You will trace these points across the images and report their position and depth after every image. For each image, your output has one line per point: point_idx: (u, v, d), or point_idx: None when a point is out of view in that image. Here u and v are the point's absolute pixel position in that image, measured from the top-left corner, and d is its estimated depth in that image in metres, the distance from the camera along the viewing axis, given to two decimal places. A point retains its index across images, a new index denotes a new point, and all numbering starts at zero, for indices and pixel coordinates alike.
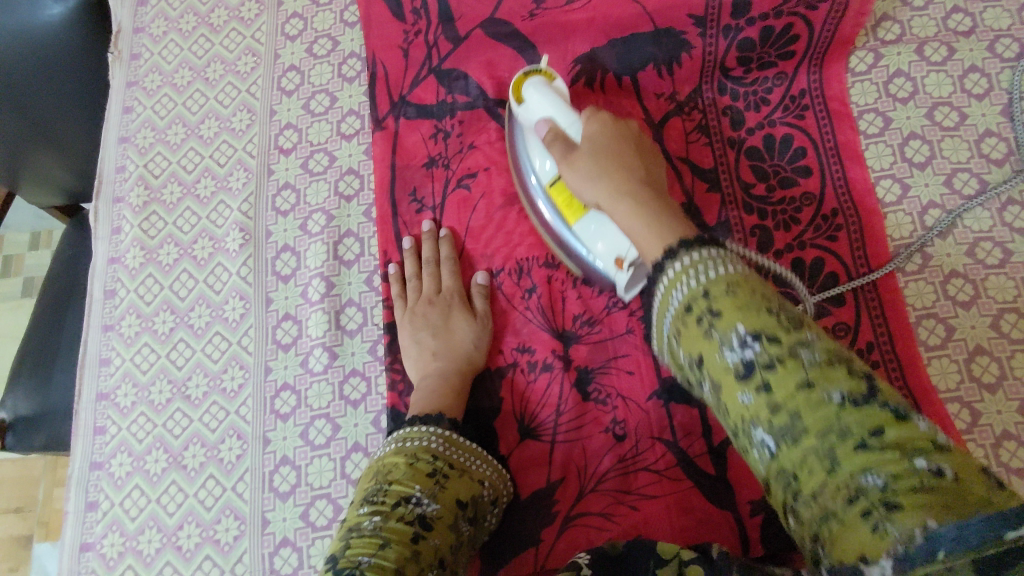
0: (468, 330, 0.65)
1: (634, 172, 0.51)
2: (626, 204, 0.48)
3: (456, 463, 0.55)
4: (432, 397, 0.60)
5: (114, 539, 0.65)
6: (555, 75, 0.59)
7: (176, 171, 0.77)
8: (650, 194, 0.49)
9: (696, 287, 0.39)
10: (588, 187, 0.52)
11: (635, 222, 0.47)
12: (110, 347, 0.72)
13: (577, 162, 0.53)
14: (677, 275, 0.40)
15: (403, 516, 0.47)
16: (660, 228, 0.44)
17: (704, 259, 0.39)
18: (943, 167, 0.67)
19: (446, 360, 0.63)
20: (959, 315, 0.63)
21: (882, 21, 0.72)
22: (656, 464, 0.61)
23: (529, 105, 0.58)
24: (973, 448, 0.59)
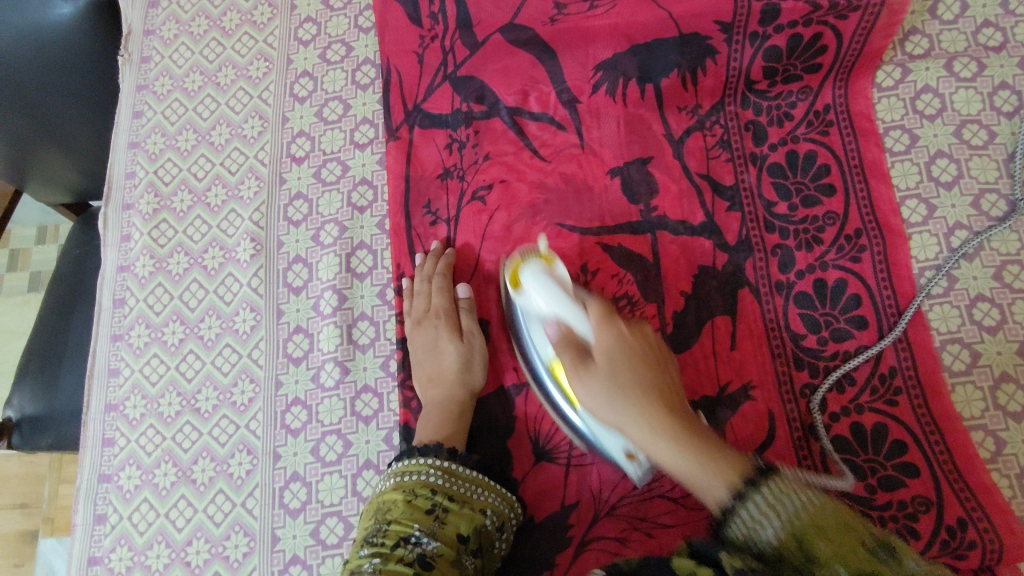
0: (465, 348, 0.63)
1: (659, 389, 0.47)
2: (658, 433, 0.45)
3: (458, 495, 0.55)
4: (443, 427, 0.59)
5: (122, 553, 0.65)
6: (555, 261, 0.56)
7: (186, 178, 0.76)
8: (691, 424, 0.46)
9: (783, 523, 0.38)
10: (604, 412, 0.47)
11: (676, 457, 0.44)
12: (119, 357, 0.71)
13: (596, 388, 0.48)
14: (758, 507, 0.40)
15: (402, 557, 0.49)
16: (714, 468, 0.42)
17: (786, 487, 0.40)
18: (970, 186, 0.66)
19: (451, 385, 0.62)
20: (984, 341, 0.62)
21: (910, 35, 0.70)
22: (673, 490, 0.60)
23: (529, 295, 0.55)
24: (997, 479, 0.58)
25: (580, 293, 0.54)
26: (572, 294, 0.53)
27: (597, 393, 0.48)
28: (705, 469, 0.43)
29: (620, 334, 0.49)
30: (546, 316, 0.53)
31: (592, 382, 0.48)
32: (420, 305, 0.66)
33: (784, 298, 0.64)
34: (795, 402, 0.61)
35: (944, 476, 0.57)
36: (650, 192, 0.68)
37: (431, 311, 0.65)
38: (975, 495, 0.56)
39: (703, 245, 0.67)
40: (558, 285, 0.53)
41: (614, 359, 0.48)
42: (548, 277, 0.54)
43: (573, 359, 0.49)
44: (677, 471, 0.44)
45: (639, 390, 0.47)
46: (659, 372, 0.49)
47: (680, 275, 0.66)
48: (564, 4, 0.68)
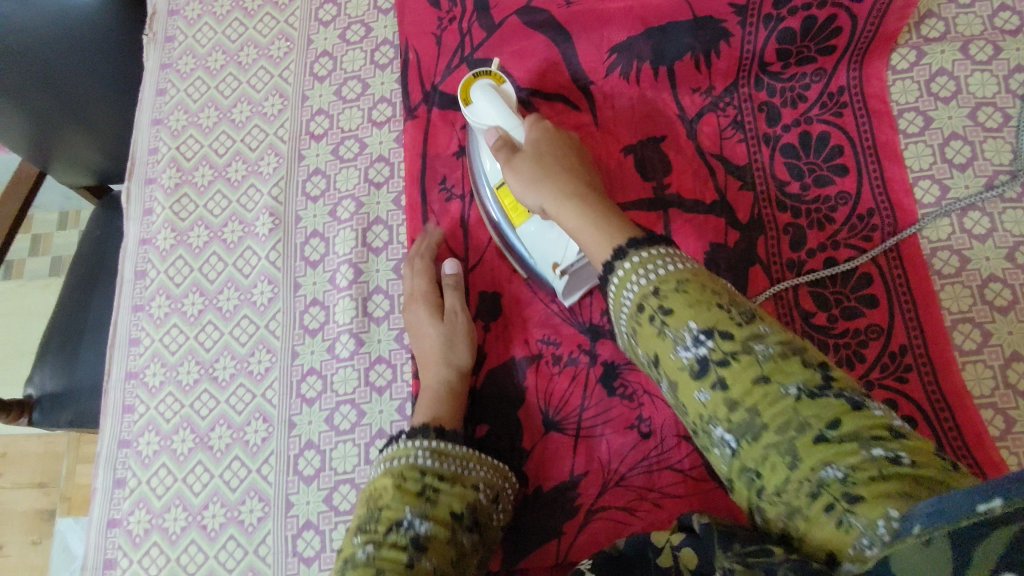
0: (452, 327, 0.64)
1: (579, 180, 0.51)
2: (559, 189, 0.50)
3: (450, 474, 0.52)
4: (440, 404, 0.59)
5: (140, 516, 0.66)
6: (504, 78, 0.60)
7: (208, 154, 0.78)
8: (597, 197, 0.49)
9: (653, 286, 0.39)
10: (528, 192, 0.52)
11: (574, 220, 0.47)
12: (139, 327, 0.72)
13: (518, 167, 0.53)
14: (628, 268, 0.41)
15: (396, 542, 0.45)
16: (614, 232, 0.44)
17: (655, 256, 0.40)
18: (984, 168, 0.66)
19: (443, 363, 0.62)
20: (996, 321, 0.62)
21: (926, 18, 0.70)
22: (682, 462, 0.61)
23: (478, 110, 0.59)
24: (1006, 456, 0.58)
25: (523, 113, 0.59)
26: (516, 113, 0.58)
27: (531, 161, 0.53)
28: (608, 226, 0.45)
29: (547, 142, 0.54)
30: (494, 125, 0.58)
31: (520, 166, 0.53)
32: (409, 291, 0.67)
33: (795, 275, 0.65)
34: None
35: (953, 453, 0.58)
36: (663, 171, 0.69)
37: (419, 295, 0.66)
38: (984, 471, 0.57)
39: (715, 223, 0.67)
40: (505, 101, 0.58)
41: (542, 154, 0.53)
42: (498, 93, 0.59)
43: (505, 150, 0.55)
44: (570, 226, 0.48)
45: (556, 162, 0.52)
46: (581, 168, 0.53)
47: (692, 252, 0.66)
48: None
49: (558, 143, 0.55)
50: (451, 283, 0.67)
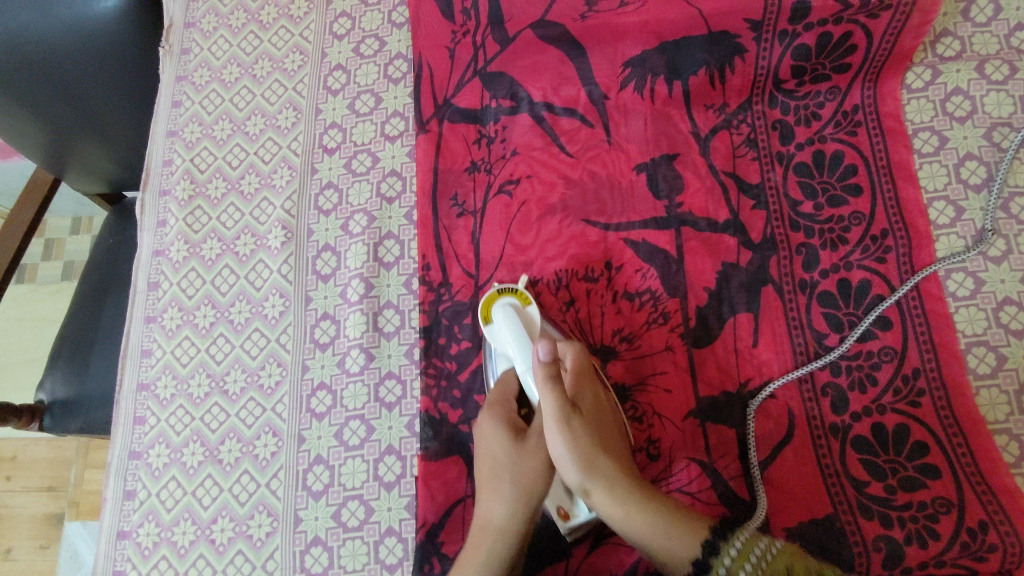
0: (526, 458, 0.56)
1: (617, 451, 0.54)
2: (627, 501, 0.50)
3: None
4: (489, 569, 0.52)
5: (150, 529, 0.66)
6: (528, 299, 0.63)
7: (221, 167, 0.78)
8: (644, 486, 0.51)
9: (769, 573, 0.45)
10: (564, 462, 0.52)
11: (648, 525, 0.48)
12: (151, 339, 0.73)
13: (574, 431, 0.52)
14: (735, 557, 0.46)
15: None
16: (687, 547, 0.47)
17: (750, 541, 0.46)
18: (1000, 190, 0.65)
19: (507, 501, 0.55)
20: (1011, 345, 0.61)
21: (942, 37, 0.69)
22: (690, 485, 0.60)
23: (500, 324, 0.61)
24: (1021, 483, 0.57)
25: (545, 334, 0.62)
26: (535, 332, 0.61)
27: (587, 443, 0.52)
28: (676, 537, 0.48)
29: (583, 396, 0.56)
30: (512, 356, 0.61)
31: (574, 428, 0.52)
32: (491, 395, 0.60)
33: (808, 296, 0.65)
34: (815, 402, 0.61)
35: (968, 480, 0.57)
36: (676, 189, 0.69)
37: (502, 399, 0.60)
38: (998, 499, 0.56)
39: (727, 242, 0.67)
40: (525, 327, 0.61)
41: (578, 393, 0.56)
42: (520, 315, 0.62)
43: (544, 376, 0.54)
44: (638, 532, 0.49)
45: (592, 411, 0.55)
46: (613, 437, 0.55)
47: (703, 271, 0.66)
48: (595, 1, 0.70)
49: (578, 362, 0.58)
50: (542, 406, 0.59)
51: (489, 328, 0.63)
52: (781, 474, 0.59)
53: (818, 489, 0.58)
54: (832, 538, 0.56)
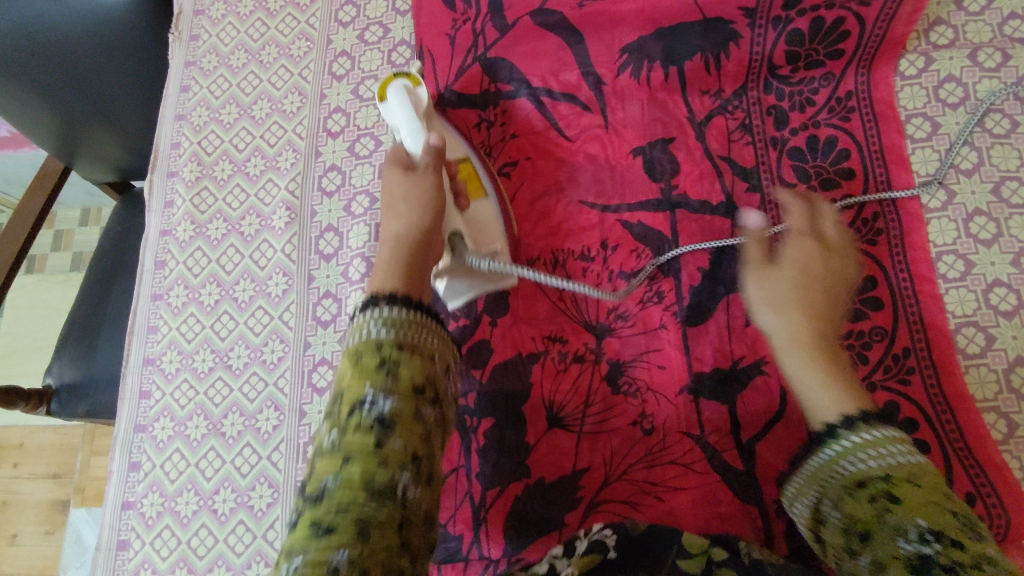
0: (421, 194, 0.59)
1: (844, 312, 0.55)
2: (798, 328, 0.53)
3: (404, 338, 0.49)
4: (390, 262, 0.55)
5: (154, 499, 0.68)
6: (420, 82, 0.67)
7: (228, 149, 0.80)
8: (835, 350, 0.53)
9: (884, 471, 0.45)
10: (763, 316, 0.56)
11: (808, 369, 0.52)
12: (157, 316, 0.75)
13: (782, 263, 0.57)
14: (858, 442, 0.47)
15: (358, 424, 0.45)
16: (840, 398, 0.50)
17: (880, 438, 0.47)
18: (992, 175, 0.66)
19: (404, 220, 0.58)
20: (1000, 325, 0.62)
21: (935, 25, 0.70)
22: (684, 457, 0.61)
23: (393, 104, 0.65)
24: (1008, 459, 0.58)
25: (432, 116, 0.67)
26: (422, 112, 0.65)
27: (790, 280, 0.55)
28: (829, 393, 0.50)
29: (835, 242, 0.58)
30: (403, 132, 0.64)
31: (780, 271, 0.56)
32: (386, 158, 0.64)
33: None
34: None
35: (955, 455, 0.58)
36: (671, 172, 0.70)
37: (397, 157, 0.63)
38: (984, 472, 0.57)
39: (721, 224, 0.68)
40: (413, 106, 0.65)
41: (828, 236, 0.58)
42: (410, 95, 0.65)
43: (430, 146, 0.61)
44: (797, 381, 0.52)
45: (817, 258, 0.57)
46: (838, 283, 0.56)
47: (697, 251, 0.67)
48: None
49: (822, 211, 0.60)
50: (428, 148, 0.61)
51: (384, 107, 0.66)
52: (772, 448, 0.61)
53: None
54: None
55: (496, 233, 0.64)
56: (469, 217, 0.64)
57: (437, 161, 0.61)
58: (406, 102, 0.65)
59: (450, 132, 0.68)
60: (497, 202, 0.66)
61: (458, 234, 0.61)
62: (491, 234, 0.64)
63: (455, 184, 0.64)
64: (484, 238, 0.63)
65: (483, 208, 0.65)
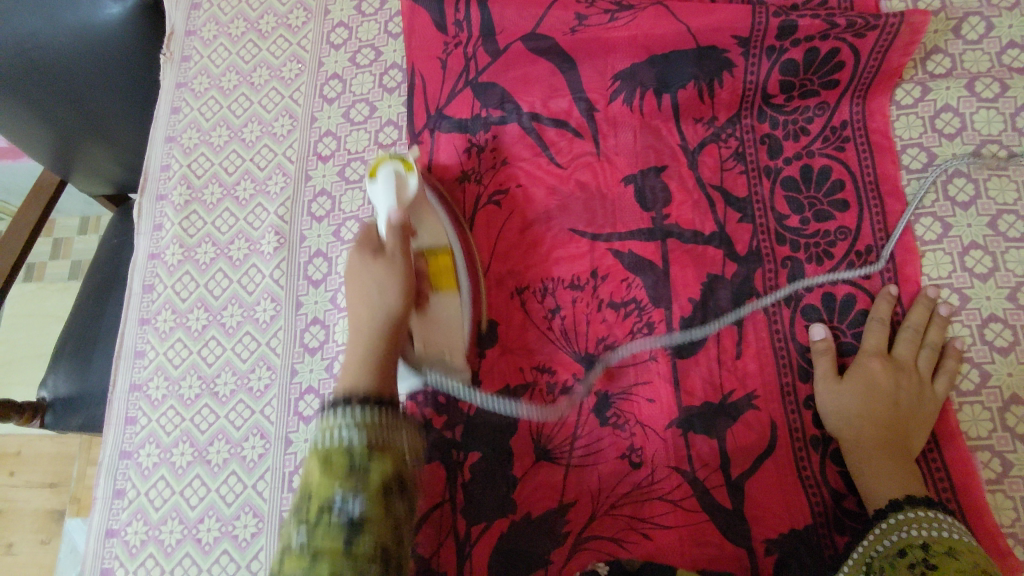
0: (393, 281, 0.56)
1: (879, 417, 0.59)
2: (862, 442, 0.58)
3: (376, 445, 0.47)
4: (363, 357, 0.53)
5: (138, 527, 0.67)
6: (413, 168, 0.63)
7: (218, 172, 0.79)
8: (898, 451, 0.57)
9: (926, 543, 0.50)
10: (831, 411, 0.60)
11: (880, 467, 0.56)
12: (145, 340, 0.74)
13: (846, 384, 0.60)
14: (881, 530, 0.54)
15: (328, 528, 0.43)
16: (896, 484, 0.55)
17: (930, 518, 0.52)
18: (989, 207, 0.65)
19: (376, 320, 0.55)
20: (995, 362, 0.61)
21: (933, 54, 0.69)
22: (672, 494, 0.61)
23: (380, 184, 0.62)
24: (1000, 500, 0.57)
25: (418, 215, 0.64)
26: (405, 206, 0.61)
27: (859, 389, 0.60)
28: (884, 484, 0.56)
29: (908, 362, 0.61)
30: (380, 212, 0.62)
31: (846, 388, 0.60)
32: (359, 236, 0.60)
33: (791, 309, 0.65)
34: (798, 414, 0.62)
35: (938, 494, 0.58)
36: (663, 201, 0.70)
37: (370, 238, 0.59)
38: (964, 514, 0.57)
39: (713, 254, 0.68)
40: (397, 193, 0.62)
41: (901, 358, 0.61)
42: (398, 181, 0.62)
43: (396, 225, 0.58)
44: (855, 468, 0.58)
45: (885, 381, 0.60)
46: (910, 410, 0.59)
47: (689, 282, 0.67)
48: (585, 15, 0.69)
49: (915, 312, 0.63)
50: (393, 228, 0.58)
51: (371, 186, 0.63)
52: (762, 484, 0.60)
53: (798, 500, 0.60)
54: (809, 548, 0.58)
55: (453, 344, 0.63)
56: (430, 314, 0.62)
57: (404, 244, 0.58)
58: (392, 188, 0.62)
59: (434, 212, 0.65)
60: (466, 296, 0.63)
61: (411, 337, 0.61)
62: (450, 332, 0.63)
63: (422, 280, 0.62)
64: (435, 341, 0.63)
65: (450, 307, 0.62)
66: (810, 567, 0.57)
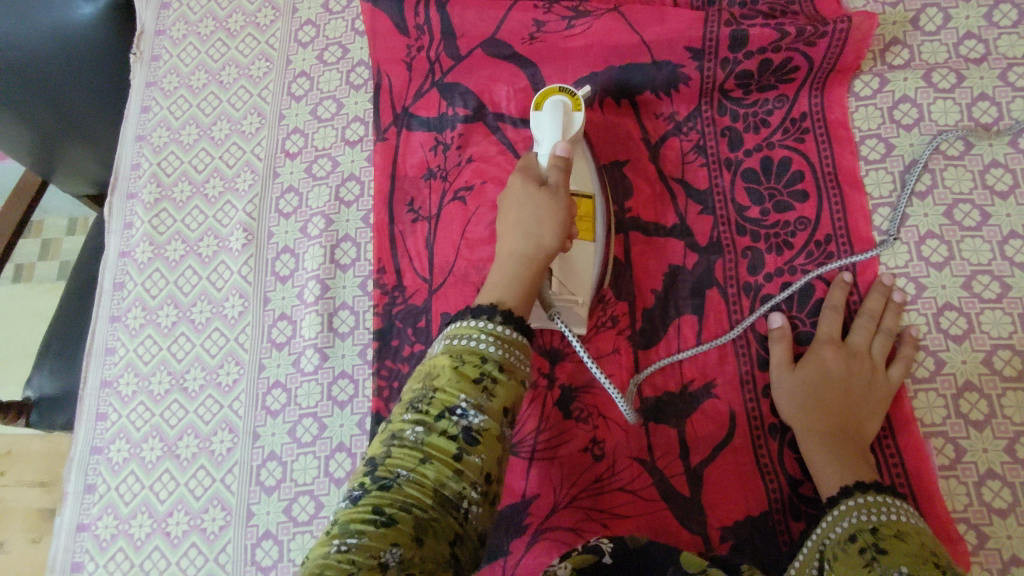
0: (552, 210, 0.55)
1: (833, 406, 0.59)
2: (814, 430, 0.59)
3: (507, 364, 0.48)
4: (512, 275, 0.53)
5: (108, 522, 0.68)
6: (581, 105, 0.63)
7: (187, 170, 0.80)
8: (851, 438, 0.58)
9: (875, 525, 0.51)
10: (789, 399, 0.61)
11: (832, 456, 0.57)
12: (115, 337, 0.75)
13: (799, 371, 0.61)
14: (833, 518, 0.53)
15: (445, 429, 0.44)
16: (845, 469, 0.56)
17: (880, 502, 0.52)
18: (944, 197, 0.66)
19: (530, 236, 0.54)
20: (949, 349, 0.62)
21: (891, 45, 0.70)
22: (631, 482, 0.61)
23: (543, 116, 0.62)
24: (953, 485, 0.58)
25: (576, 145, 0.64)
26: (567, 136, 0.62)
27: (812, 381, 0.60)
28: (834, 469, 0.56)
29: (861, 348, 0.62)
30: (541, 145, 0.62)
31: (798, 375, 0.61)
32: (521, 164, 0.60)
33: (751, 298, 0.66)
34: (757, 403, 0.63)
35: (892, 480, 0.59)
36: (626, 194, 0.70)
37: (529, 167, 0.59)
38: (916, 501, 0.58)
39: (674, 246, 0.68)
40: (563, 129, 0.62)
41: (853, 344, 0.62)
42: (565, 116, 0.62)
43: (560, 158, 0.58)
44: (810, 455, 0.58)
45: (837, 367, 0.61)
46: (861, 396, 0.60)
47: (651, 274, 0.68)
48: (542, 21, 0.71)
49: (870, 298, 0.63)
50: (558, 160, 0.58)
51: (536, 116, 0.63)
52: (720, 473, 0.61)
53: (755, 486, 0.60)
54: (763, 536, 0.59)
55: (586, 287, 0.62)
56: (569, 256, 0.61)
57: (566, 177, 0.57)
58: (558, 123, 0.62)
59: (586, 163, 0.65)
60: (601, 250, 0.63)
61: (553, 274, 0.60)
62: (584, 280, 0.62)
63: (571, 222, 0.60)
64: (572, 285, 0.61)
65: (587, 250, 0.62)
66: (762, 552, 0.58)
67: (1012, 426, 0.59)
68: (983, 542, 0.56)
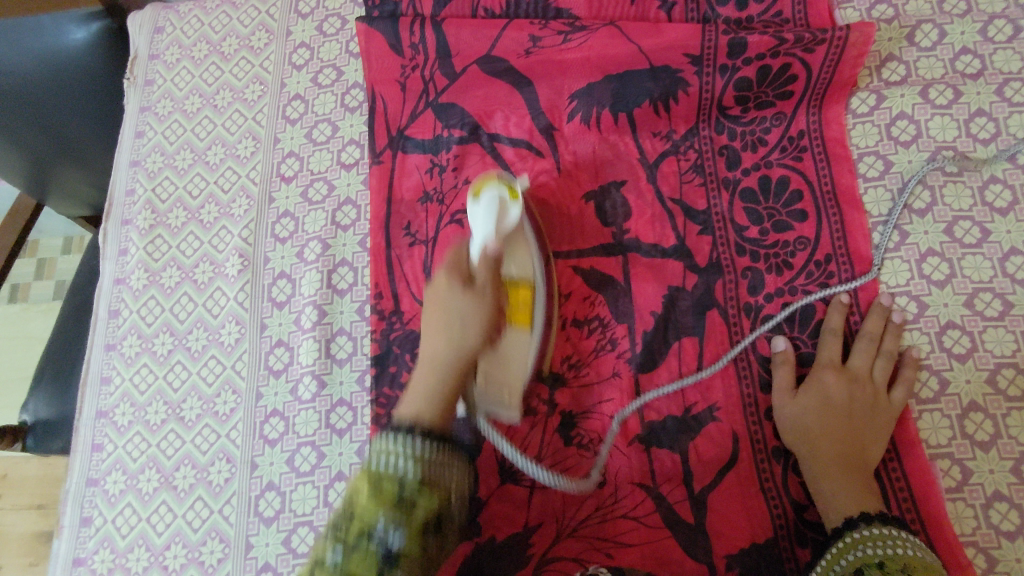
0: (477, 316, 0.56)
1: (838, 433, 0.59)
2: (817, 456, 0.58)
3: (428, 478, 0.46)
4: (429, 387, 0.52)
5: (104, 556, 0.67)
6: (518, 198, 0.61)
7: (182, 196, 0.79)
8: (855, 466, 0.57)
9: (881, 560, 0.51)
10: (794, 425, 0.60)
11: (836, 486, 0.56)
12: (111, 366, 0.74)
13: (801, 397, 0.61)
14: (835, 551, 0.53)
15: (363, 558, 0.43)
16: (848, 497, 0.55)
17: (885, 534, 0.52)
18: (944, 214, 0.65)
19: (449, 346, 0.54)
20: (953, 368, 0.61)
21: (887, 61, 0.70)
22: (635, 509, 0.61)
23: (479, 208, 0.60)
24: (959, 508, 0.57)
25: (520, 237, 0.63)
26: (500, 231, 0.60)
27: (815, 406, 0.60)
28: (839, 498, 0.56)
29: (863, 372, 0.62)
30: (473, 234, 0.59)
31: (799, 401, 0.61)
32: (449, 257, 0.58)
33: (751, 320, 0.65)
34: (760, 427, 0.63)
35: (897, 505, 0.58)
36: (623, 215, 0.70)
37: (459, 260, 0.58)
38: (923, 527, 0.57)
39: (673, 267, 0.68)
40: (498, 217, 0.60)
41: (855, 368, 0.62)
42: (501, 208, 0.60)
43: (491, 258, 0.57)
44: (813, 483, 0.58)
45: (839, 393, 0.61)
46: (865, 422, 0.59)
47: (650, 296, 0.67)
48: (539, 37, 0.71)
49: (870, 320, 0.63)
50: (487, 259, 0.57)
51: (471, 208, 0.61)
52: (723, 500, 0.60)
53: (759, 512, 0.60)
54: (769, 562, 0.58)
55: (515, 382, 0.61)
56: (500, 351, 0.59)
57: (493, 279, 0.57)
58: (494, 212, 0.60)
59: (527, 242, 0.63)
60: (537, 341, 0.62)
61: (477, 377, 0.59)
62: (511, 383, 0.60)
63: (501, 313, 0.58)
64: (500, 377, 0.60)
65: (521, 348, 0.60)
66: None
67: (1018, 446, 0.58)
68: (992, 566, 0.56)
